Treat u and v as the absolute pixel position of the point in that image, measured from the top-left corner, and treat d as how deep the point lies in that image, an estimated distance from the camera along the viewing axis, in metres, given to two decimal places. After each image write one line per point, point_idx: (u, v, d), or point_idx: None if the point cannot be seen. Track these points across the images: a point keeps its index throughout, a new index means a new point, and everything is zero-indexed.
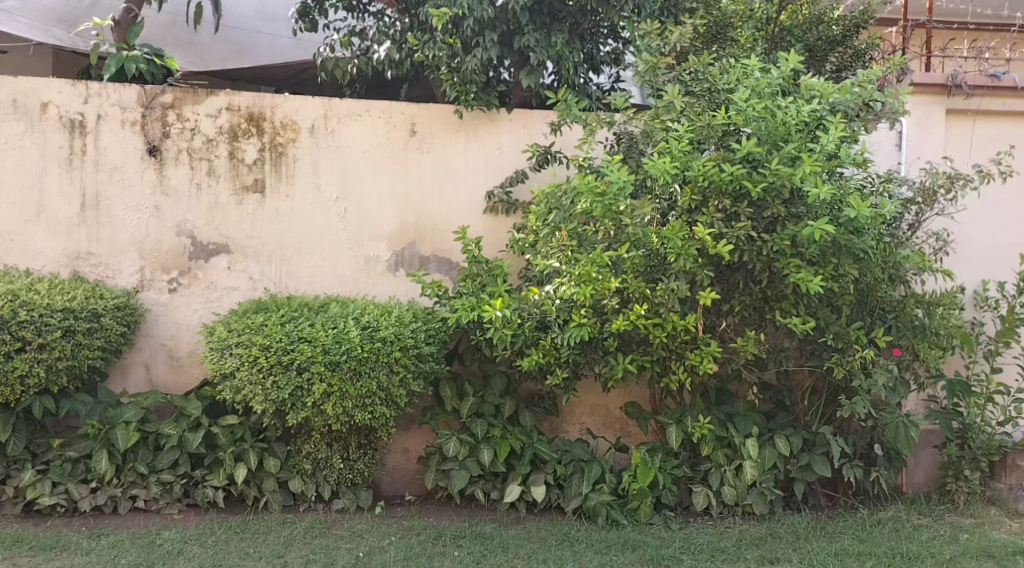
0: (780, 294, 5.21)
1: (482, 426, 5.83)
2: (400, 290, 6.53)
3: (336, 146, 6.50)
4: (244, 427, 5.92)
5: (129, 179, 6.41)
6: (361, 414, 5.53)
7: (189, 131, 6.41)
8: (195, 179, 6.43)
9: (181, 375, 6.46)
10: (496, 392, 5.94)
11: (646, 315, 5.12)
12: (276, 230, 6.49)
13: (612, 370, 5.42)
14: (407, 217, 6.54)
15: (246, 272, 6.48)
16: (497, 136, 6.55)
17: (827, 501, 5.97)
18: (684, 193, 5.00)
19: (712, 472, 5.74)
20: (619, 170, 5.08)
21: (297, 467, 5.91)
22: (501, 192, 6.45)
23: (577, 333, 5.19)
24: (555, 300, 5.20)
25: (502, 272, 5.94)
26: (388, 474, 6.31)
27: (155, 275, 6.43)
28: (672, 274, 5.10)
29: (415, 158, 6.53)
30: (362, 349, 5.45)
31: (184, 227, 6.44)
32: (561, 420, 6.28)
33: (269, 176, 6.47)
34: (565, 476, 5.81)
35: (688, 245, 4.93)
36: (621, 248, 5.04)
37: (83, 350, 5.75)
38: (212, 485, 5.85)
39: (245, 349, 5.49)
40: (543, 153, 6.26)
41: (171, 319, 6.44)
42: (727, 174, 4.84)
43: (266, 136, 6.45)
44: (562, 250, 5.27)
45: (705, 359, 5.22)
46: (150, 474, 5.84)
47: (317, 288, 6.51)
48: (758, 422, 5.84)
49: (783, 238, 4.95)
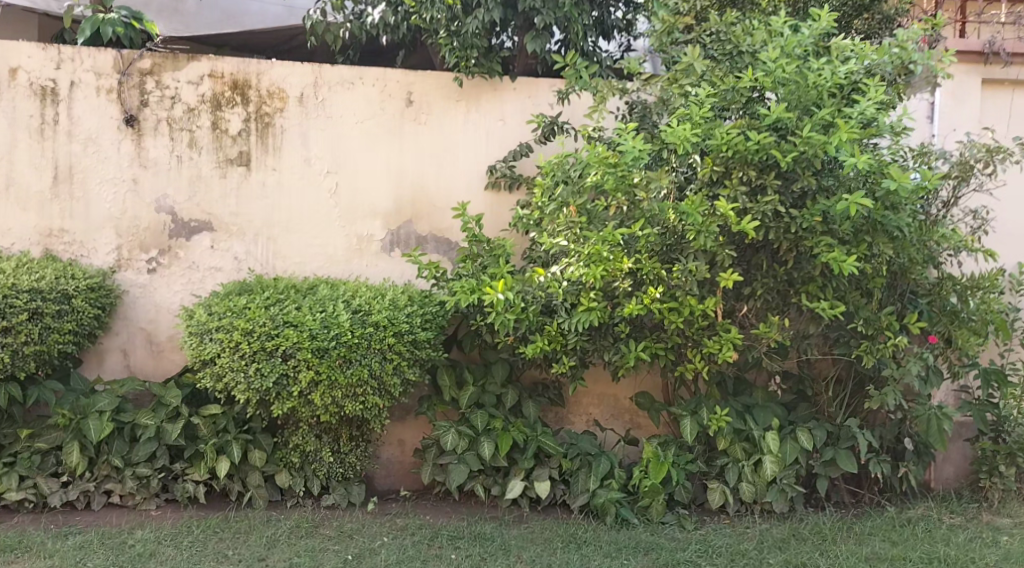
0: (807, 275, 4.80)
1: (482, 417, 5.44)
2: (395, 271, 6.11)
3: (327, 116, 6.06)
4: (227, 417, 5.50)
5: (104, 151, 5.98)
6: (352, 405, 5.14)
7: (169, 99, 5.98)
8: (176, 151, 6.00)
9: (161, 361, 6.05)
10: (497, 380, 5.54)
11: (661, 298, 4.70)
12: (262, 206, 6.06)
13: (623, 358, 5.01)
14: (402, 194, 6.12)
15: (230, 251, 6.06)
16: (499, 107, 6.12)
17: (850, 499, 5.57)
18: (704, 166, 4.58)
19: (730, 468, 5.34)
20: (634, 138, 4.64)
21: (284, 460, 5.53)
22: (504, 166, 6.04)
23: (586, 318, 4.79)
24: (563, 282, 4.78)
25: (503, 251, 5.50)
26: (381, 467, 5.91)
27: (133, 254, 6.01)
28: (690, 254, 4.69)
29: (411, 129, 6.10)
30: (353, 335, 5.04)
31: (163, 203, 6.02)
32: (567, 411, 5.88)
33: (255, 148, 6.04)
34: (571, 471, 5.42)
35: (710, 222, 4.52)
36: (635, 226, 4.61)
37: (52, 334, 5.35)
38: (192, 480, 5.48)
39: (226, 334, 5.07)
40: (549, 124, 5.86)
41: (151, 302, 6.03)
42: (753, 143, 4.40)
43: (251, 105, 6.01)
44: (570, 228, 4.84)
45: (724, 346, 4.81)
46: (125, 467, 5.44)
47: (306, 269, 6.09)
48: (779, 414, 5.44)
49: (813, 214, 4.53)
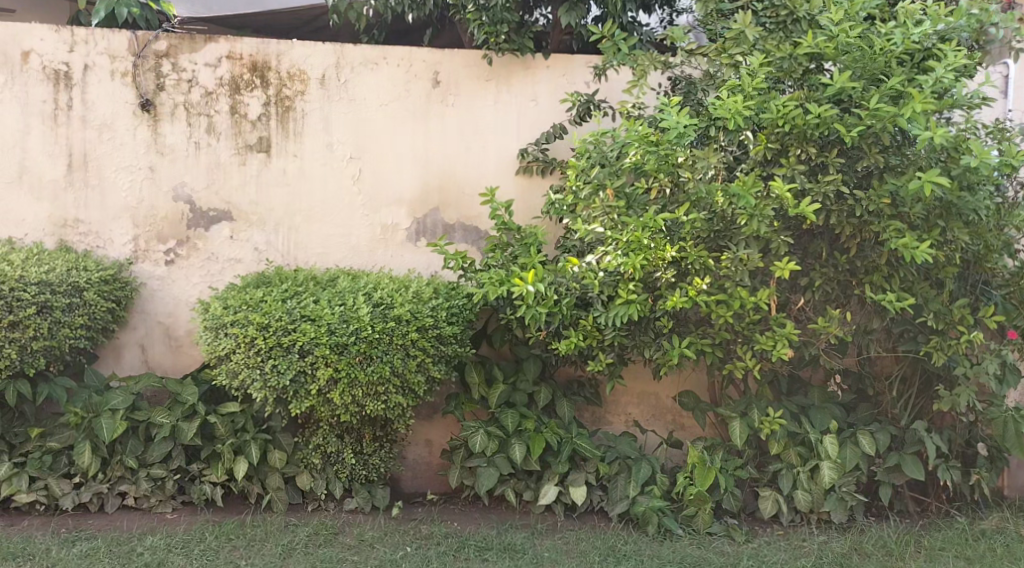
0: (871, 264, 4.38)
1: (513, 418, 5.07)
2: (421, 262, 5.76)
3: (350, 98, 5.73)
4: (246, 415, 5.21)
5: (119, 138, 5.71)
6: (374, 405, 4.81)
7: (186, 83, 5.69)
8: (194, 137, 5.72)
9: (180, 357, 5.78)
10: (530, 377, 5.22)
11: (707, 290, 4.29)
12: (284, 194, 5.75)
13: (666, 355, 4.60)
14: (429, 179, 5.76)
15: (250, 242, 5.76)
16: (532, 86, 5.73)
17: (916, 507, 5.11)
18: (756, 145, 4.16)
19: (784, 474, 4.93)
20: (679, 113, 4.23)
21: (304, 462, 5.21)
22: (536, 149, 5.65)
23: (624, 311, 4.39)
24: (599, 273, 4.39)
25: (536, 240, 5.13)
26: (408, 468, 5.58)
27: (150, 245, 5.74)
28: (741, 241, 4.26)
29: (438, 111, 5.74)
30: (374, 330, 4.70)
31: (181, 191, 5.74)
32: (604, 410, 5.49)
33: (275, 133, 5.72)
34: (610, 476, 5.04)
35: (764, 204, 4.11)
36: (679, 210, 4.21)
37: (62, 329, 5.09)
38: (209, 482, 5.19)
39: (240, 329, 4.76)
40: (585, 102, 5.46)
41: (169, 295, 5.75)
42: (813, 116, 3.97)
43: (271, 88, 5.70)
44: (607, 213, 4.44)
45: (778, 342, 4.39)
46: (139, 468, 5.17)
47: (329, 260, 5.77)
48: (837, 416, 5.03)
49: (880, 196, 4.09)
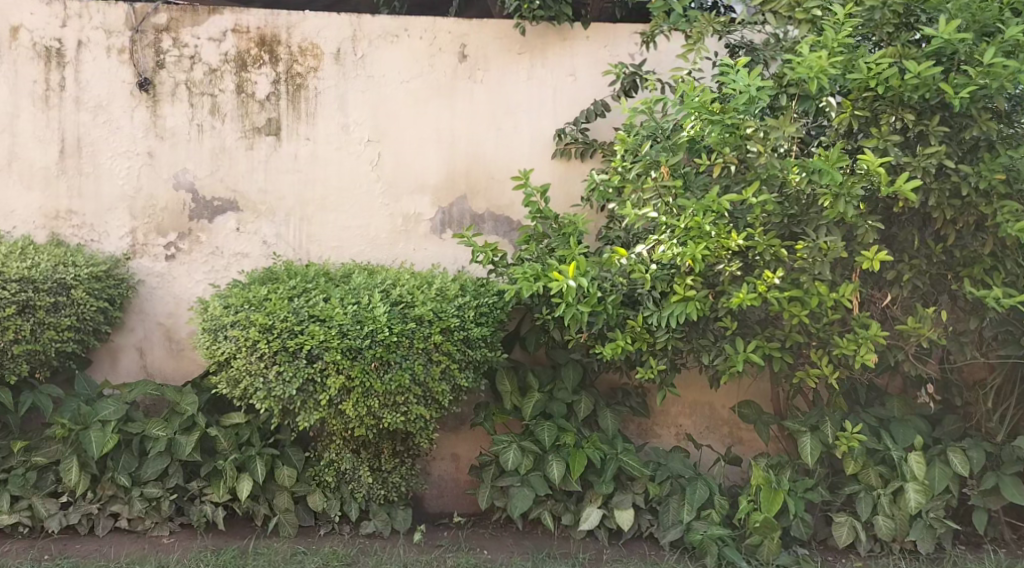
0: (971, 254, 3.78)
1: (550, 432, 4.52)
2: (446, 257, 5.18)
3: (367, 75, 5.16)
4: (252, 428, 4.67)
5: (116, 121, 5.18)
6: (391, 417, 4.24)
7: (188, 59, 5.15)
8: (196, 119, 5.18)
9: (181, 362, 5.23)
10: (568, 385, 4.65)
11: (778, 285, 3.69)
12: (295, 181, 5.20)
13: (729, 362, 4.00)
14: (455, 164, 5.18)
15: (258, 234, 5.21)
16: (570, 59, 5.13)
17: (1012, 534, 4.47)
18: (840, 113, 3.60)
19: (861, 497, 4.31)
20: (747, 75, 3.62)
21: (317, 479, 4.66)
22: (575, 129, 5.07)
23: (680, 311, 3.84)
24: (653, 266, 3.85)
25: (575, 229, 4.55)
26: (433, 486, 5.00)
27: (149, 239, 5.21)
28: (821, 227, 3.66)
29: (465, 88, 5.15)
30: (391, 332, 4.13)
31: (183, 179, 5.20)
32: (652, 422, 4.89)
33: (285, 114, 5.17)
34: (661, 498, 4.46)
35: (852, 182, 3.50)
36: (747, 191, 3.60)
37: (46, 331, 4.59)
38: (210, 501, 4.64)
39: (242, 332, 4.21)
40: (630, 75, 4.85)
41: (169, 293, 5.22)
42: (912, 76, 3.42)
43: (281, 64, 5.15)
44: (660, 195, 3.83)
45: (862, 346, 3.79)
46: (132, 486, 4.63)
47: (344, 255, 5.21)
48: (922, 430, 4.41)
49: (994, 170, 3.56)
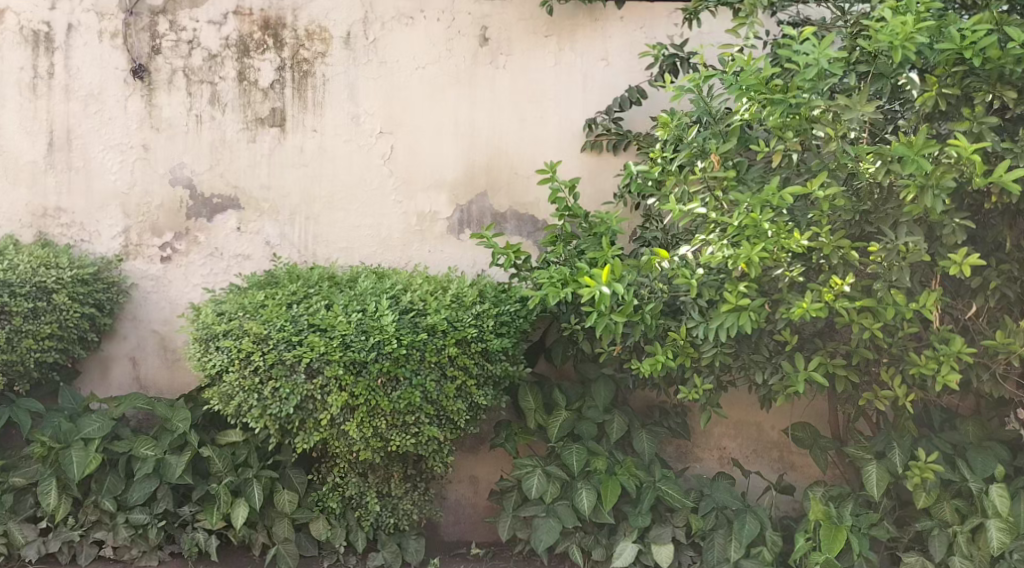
0: None
1: (578, 456, 4.06)
2: (465, 260, 4.69)
3: (380, 59, 4.67)
4: (249, 447, 4.21)
5: (109, 111, 4.69)
6: (401, 439, 3.78)
7: (186, 44, 4.65)
8: (195, 109, 4.67)
9: (176, 374, 4.76)
10: (599, 403, 4.18)
11: (847, 294, 3.30)
12: (300, 177, 4.70)
13: (787, 382, 3.61)
14: (475, 158, 4.69)
15: (261, 234, 4.71)
16: (602, 42, 4.64)
17: None
18: (925, 91, 3.11)
19: (935, 534, 3.86)
20: (819, 45, 3.12)
21: (320, 505, 4.17)
22: (607, 119, 4.57)
23: (731, 322, 3.41)
24: (700, 271, 3.41)
25: (607, 228, 4.04)
26: (448, 512, 4.53)
27: (144, 239, 4.72)
28: (903, 227, 3.22)
29: (487, 74, 4.66)
30: (400, 344, 3.67)
31: (180, 174, 4.70)
32: (692, 444, 4.47)
33: (290, 104, 4.66)
34: (704, 532, 4.01)
35: (942, 172, 3.02)
36: (812, 183, 3.17)
37: (24, 340, 4.17)
38: (203, 529, 4.19)
39: (234, 342, 3.75)
40: (669, 58, 4.35)
41: (165, 298, 4.74)
42: (1015, 45, 2.94)
43: (286, 48, 4.64)
44: (709, 186, 3.41)
45: (945, 365, 3.37)
46: (118, 512, 4.18)
47: (354, 257, 4.73)
48: (1003, 458, 3.93)
49: None
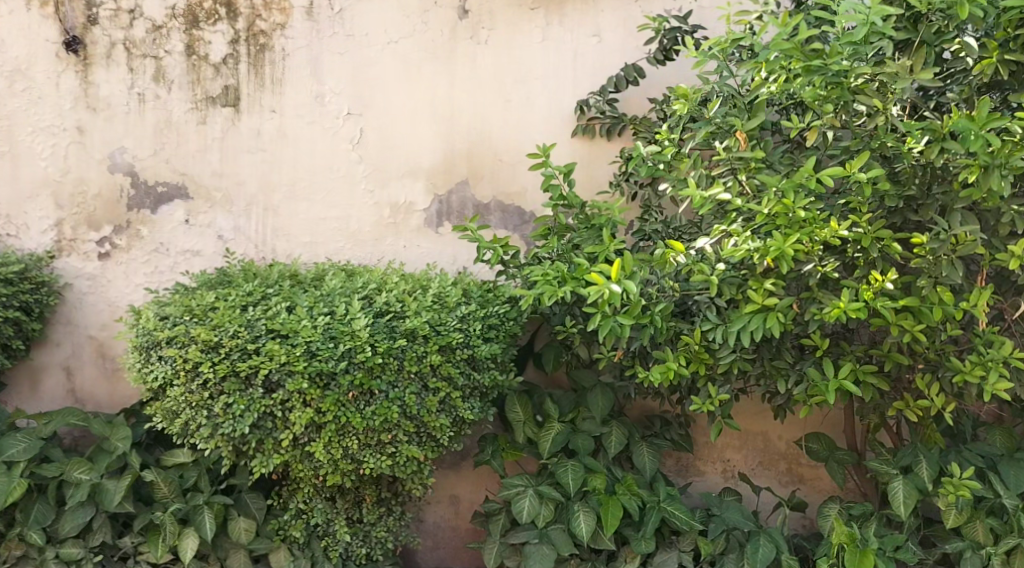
0: None
1: (574, 474, 3.60)
2: (443, 256, 4.21)
3: (347, 32, 4.16)
4: (201, 468, 3.71)
5: (38, 88, 4.12)
6: (375, 461, 3.30)
7: (127, 14, 4.08)
8: (137, 87, 4.13)
9: (116, 387, 4.21)
10: (596, 414, 3.73)
11: (889, 292, 2.94)
12: (257, 163, 4.19)
13: (812, 391, 3.20)
14: (454, 142, 4.21)
15: (213, 227, 4.19)
16: (593, 16, 4.16)
17: None
18: (983, 57, 2.89)
19: (967, 557, 3.49)
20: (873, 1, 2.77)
21: (280, 534, 3.67)
22: (600, 100, 4.06)
23: (756, 324, 3.03)
24: (721, 267, 2.99)
25: (607, 220, 3.59)
26: (427, 536, 4.07)
27: (79, 234, 4.17)
28: (957, 213, 2.90)
29: (467, 49, 4.17)
30: (375, 353, 3.20)
31: (119, 159, 4.15)
32: (694, 457, 4.05)
33: (245, 82, 4.14)
34: (715, 557, 3.58)
35: (1010, 150, 2.72)
36: (853, 163, 2.84)
37: None
38: (147, 563, 3.66)
39: (179, 351, 3.23)
40: (671, 31, 3.92)
41: (103, 299, 4.19)
42: None
43: (240, 19, 4.11)
44: (733, 169, 3.08)
45: (992, 372, 3.00)
46: (47, 546, 3.63)
47: (318, 253, 4.23)
48: None
49: None
